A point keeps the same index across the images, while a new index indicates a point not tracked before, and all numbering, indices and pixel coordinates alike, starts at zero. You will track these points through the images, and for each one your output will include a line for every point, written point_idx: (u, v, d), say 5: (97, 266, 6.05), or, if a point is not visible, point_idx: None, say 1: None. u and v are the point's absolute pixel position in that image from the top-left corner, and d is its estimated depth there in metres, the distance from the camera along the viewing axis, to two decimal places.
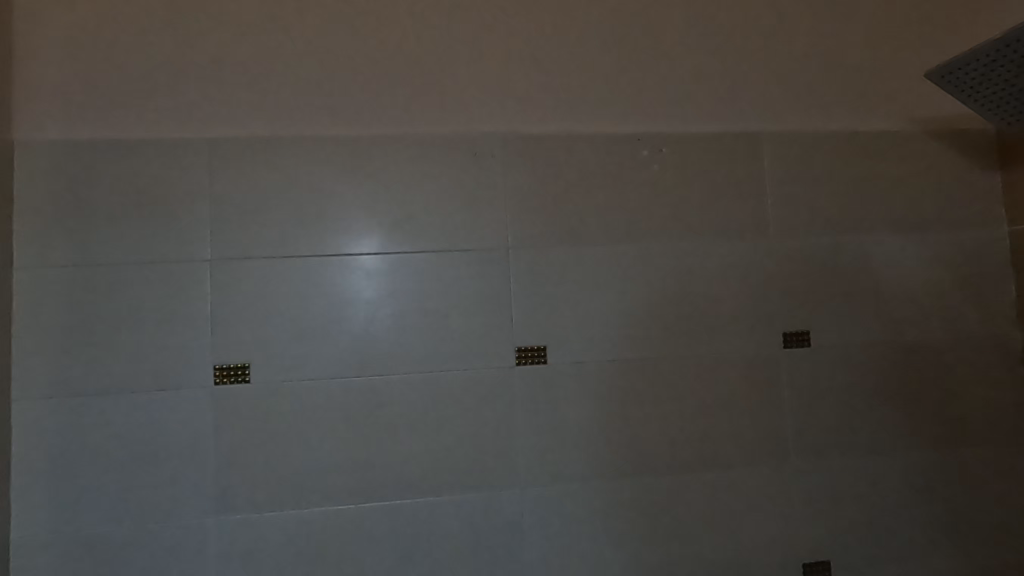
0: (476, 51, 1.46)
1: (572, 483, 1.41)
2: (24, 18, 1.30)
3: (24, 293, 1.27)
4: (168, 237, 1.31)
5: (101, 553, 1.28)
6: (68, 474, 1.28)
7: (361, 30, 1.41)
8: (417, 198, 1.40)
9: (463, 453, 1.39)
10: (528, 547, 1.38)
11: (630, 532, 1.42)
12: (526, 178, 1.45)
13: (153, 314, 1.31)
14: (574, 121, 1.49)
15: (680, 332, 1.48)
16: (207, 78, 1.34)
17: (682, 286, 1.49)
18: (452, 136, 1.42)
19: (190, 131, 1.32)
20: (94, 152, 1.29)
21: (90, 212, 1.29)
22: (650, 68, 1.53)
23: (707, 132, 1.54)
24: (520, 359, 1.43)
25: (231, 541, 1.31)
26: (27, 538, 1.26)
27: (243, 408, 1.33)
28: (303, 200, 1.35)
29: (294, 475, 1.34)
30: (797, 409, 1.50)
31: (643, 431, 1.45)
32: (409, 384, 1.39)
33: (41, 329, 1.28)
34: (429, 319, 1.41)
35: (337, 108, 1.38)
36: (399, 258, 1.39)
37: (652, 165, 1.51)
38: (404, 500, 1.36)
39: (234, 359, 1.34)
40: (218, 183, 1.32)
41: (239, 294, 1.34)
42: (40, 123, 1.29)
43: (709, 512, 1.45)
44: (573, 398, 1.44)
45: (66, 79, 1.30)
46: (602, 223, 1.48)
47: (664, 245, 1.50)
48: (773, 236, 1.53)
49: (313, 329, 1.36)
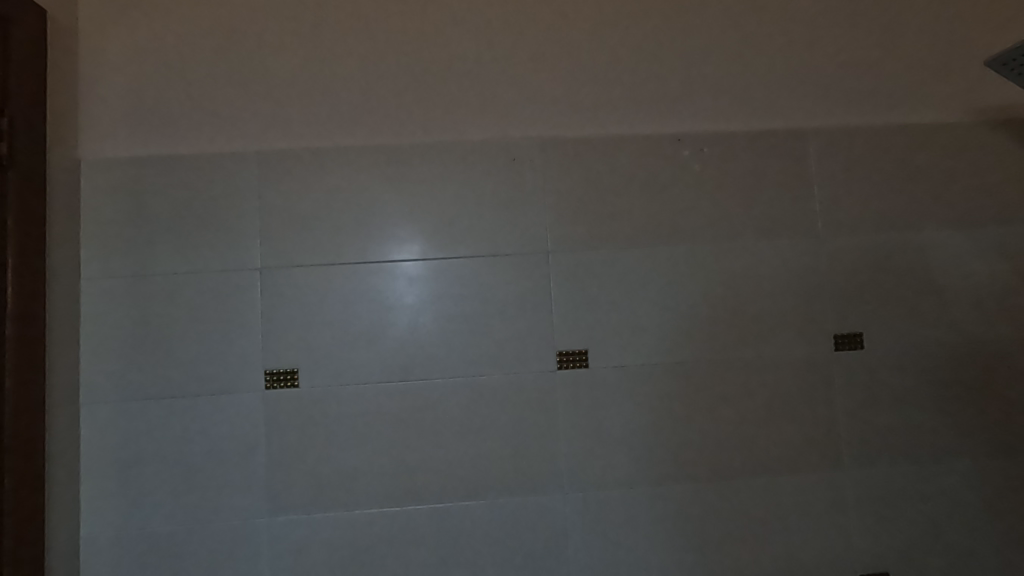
0: (513, 55, 1.45)
1: (614, 491, 1.35)
2: (87, 44, 1.38)
3: (86, 300, 1.32)
4: (219, 245, 1.34)
5: (157, 555, 1.27)
6: (127, 475, 1.29)
7: (397, 42, 1.43)
8: (458, 202, 1.38)
9: (506, 461, 1.34)
10: (571, 553, 1.33)
11: (675, 539, 1.35)
12: (567, 178, 1.41)
13: (204, 321, 1.33)
14: (614, 119, 1.45)
15: (728, 335, 1.41)
16: (254, 94, 1.39)
17: (729, 287, 1.42)
18: (491, 141, 1.41)
19: (240, 145, 1.37)
20: (152, 165, 1.35)
21: (147, 223, 1.34)
22: (690, 64, 1.48)
23: (753, 126, 1.47)
24: (562, 363, 1.37)
25: (282, 544, 1.29)
26: (92, 537, 1.27)
27: (291, 413, 1.32)
28: (348, 207, 1.36)
29: (336, 484, 1.31)
30: (851, 415, 1.41)
31: (688, 438, 1.38)
32: (452, 391, 1.35)
33: (97, 337, 1.31)
34: (472, 324, 1.36)
35: (377, 119, 1.40)
36: (441, 264, 1.37)
37: (696, 161, 1.44)
38: (448, 506, 1.32)
39: (281, 365, 1.33)
40: (267, 192, 1.35)
41: (284, 302, 1.34)
42: (102, 141, 1.36)
43: (757, 523, 1.37)
44: (617, 405, 1.37)
45: (127, 99, 1.37)
46: (648, 222, 1.41)
47: (711, 245, 1.42)
48: (824, 232, 1.44)
49: (355, 337, 1.34)
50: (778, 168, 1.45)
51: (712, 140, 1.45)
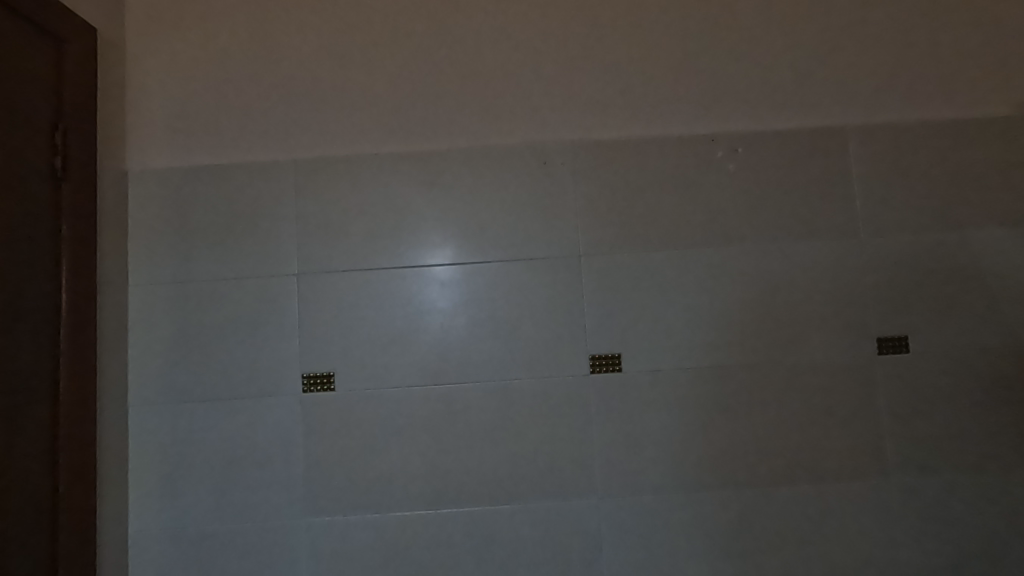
0: (543, 58, 1.45)
1: (650, 497, 1.33)
2: (133, 60, 1.44)
3: (135, 306, 1.37)
4: (259, 252, 1.38)
5: (201, 553, 1.31)
6: (173, 474, 1.33)
7: (428, 50, 1.45)
8: (490, 206, 1.39)
9: (540, 465, 1.34)
10: (606, 559, 1.32)
11: (713, 546, 1.33)
12: (599, 181, 1.40)
13: (245, 326, 1.36)
14: (646, 121, 1.43)
15: (765, 338, 1.38)
16: (291, 103, 1.43)
17: (767, 289, 1.39)
18: (522, 145, 1.41)
19: (277, 155, 1.41)
20: (194, 175, 1.40)
21: (191, 230, 1.38)
22: (723, 62, 1.46)
23: (790, 125, 1.44)
24: (594, 367, 1.36)
25: (320, 544, 1.31)
26: (141, 534, 1.31)
27: (327, 415, 1.34)
28: (382, 212, 1.38)
29: (372, 486, 1.33)
30: (896, 421, 1.36)
31: (725, 443, 1.35)
32: (485, 394, 1.35)
33: (145, 342, 1.36)
34: (504, 328, 1.37)
35: (408, 126, 1.42)
36: (473, 268, 1.38)
37: (730, 162, 1.42)
38: (482, 508, 1.33)
39: (317, 369, 1.35)
40: (303, 200, 1.39)
41: (321, 306, 1.36)
42: (148, 153, 1.41)
43: (797, 532, 1.34)
44: (651, 409, 1.35)
45: (171, 113, 1.43)
46: (682, 224, 1.40)
47: (747, 246, 1.39)
48: (865, 233, 1.40)
49: (390, 341, 1.36)
50: (816, 166, 1.42)
51: (748, 139, 1.42)
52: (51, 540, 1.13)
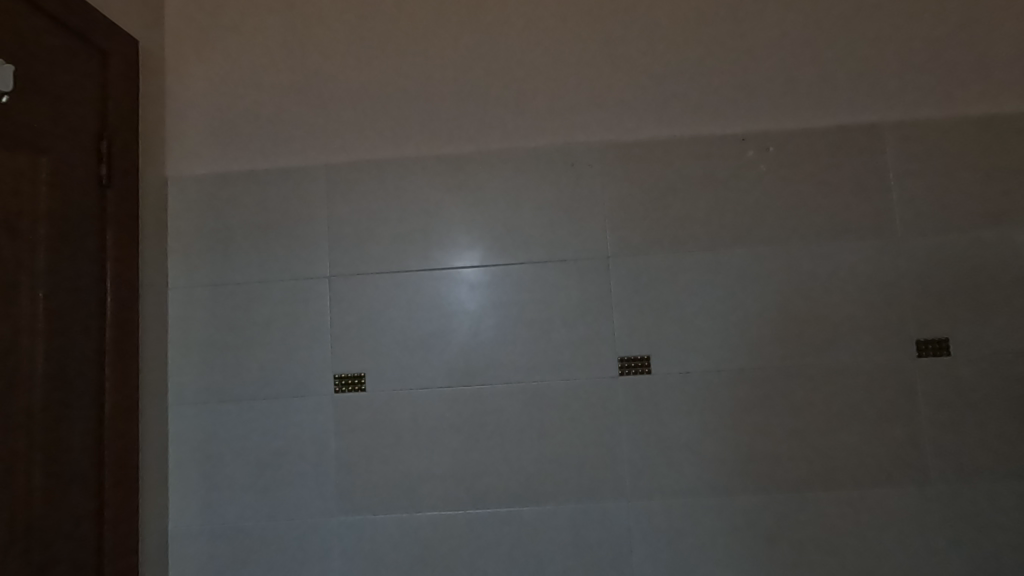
0: (570, 60, 1.45)
1: (680, 500, 1.32)
2: (172, 71, 1.49)
3: (175, 308, 1.41)
4: (292, 256, 1.41)
5: (238, 548, 1.34)
6: (212, 471, 1.37)
7: (456, 55, 1.46)
8: (518, 209, 1.40)
9: (569, 467, 1.34)
10: (636, 561, 1.31)
11: (746, 550, 1.31)
12: (627, 182, 1.39)
13: (279, 328, 1.39)
14: (674, 122, 1.42)
15: (799, 340, 1.35)
16: (323, 110, 1.46)
17: (800, 290, 1.36)
18: (550, 147, 1.41)
19: (309, 160, 1.44)
20: (230, 181, 1.44)
21: (228, 234, 1.42)
22: (754, 60, 1.44)
23: (823, 122, 1.41)
24: (623, 369, 1.35)
25: (352, 541, 1.33)
26: (181, 529, 1.35)
27: (359, 414, 1.36)
28: (411, 215, 1.40)
29: (403, 486, 1.34)
30: (938, 425, 1.32)
31: (757, 447, 1.33)
32: (514, 396, 1.36)
33: (183, 342, 1.40)
34: (532, 330, 1.37)
35: (437, 130, 1.44)
36: (501, 270, 1.38)
37: (761, 162, 1.40)
38: (512, 509, 1.33)
39: (349, 370, 1.38)
40: (335, 204, 1.41)
41: (353, 308, 1.39)
42: (187, 160, 1.46)
43: (833, 538, 1.31)
44: (681, 412, 1.34)
45: (208, 121, 1.47)
46: (712, 225, 1.38)
47: (780, 247, 1.37)
48: (903, 232, 1.36)
49: (419, 343, 1.38)
50: (851, 164, 1.39)
51: (779, 138, 1.40)
52: (96, 536, 1.16)
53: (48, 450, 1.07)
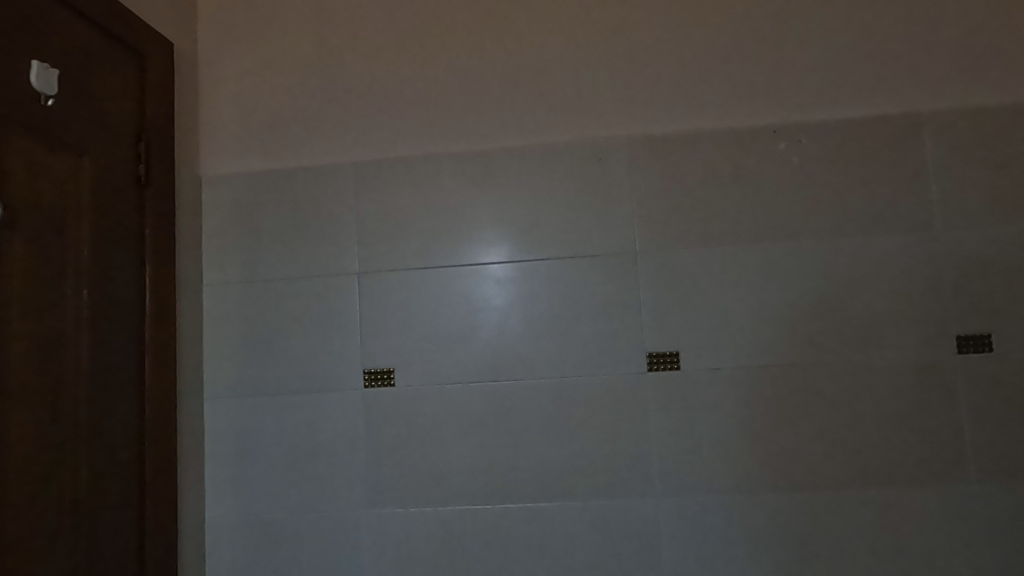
0: (597, 55, 1.44)
1: (710, 498, 1.31)
2: (205, 73, 1.52)
3: (211, 305, 1.44)
4: (323, 253, 1.43)
5: (272, 538, 1.37)
6: (247, 464, 1.40)
7: (482, 52, 1.46)
8: (544, 205, 1.39)
9: (596, 463, 1.34)
10: (665, 558, 1.30)
11: (778, 549, 1.29)
12: (655, 176, 1.38)
13: (311, 323, 1.42)
14: (704, 115, 1.40)
15: (833, 336, 1.32)
16: (351, 109, 1.47)
17: (834, 285, 1.33)
18: (577, 142, 1.41)
19: (338, 158, 1.46)
20: (263, 180, 1.47)
21: (260, 232, 1.45)
22: (786, 51, 1.41)
23: (858, 113, 1.38)
24: (652, 364, 1.35)
25: (383, 534, 1.35)
26: (218, 519, 1.39)
27: (388, 409, 1.38)
28: (437, 211, 1.41)
29: (431, 480, 1.36)
30: (979, 423, 1.28)
31: (790, 445, 1.31)
32: (541, 392, 1.36)
33: (218, 338, 1.44)
34: (559, 325, 1.37)
35: (463, 127, 1.44)
36: (528, 266, 1.38)
37: (793, 154, 1.37)
38: (540, 504, 1.33)
39: (378, 365, 1.39)
40: (364, 201, 1.43)
41: (381, 304, 1.40)
42: (220, 160, 1.49)
43: (869, 538, 1.28)
44: (711, 408, 1.33)
45: (240, 121, 1.50)
46: (743, 219, 1.36)
47: (813, 241, 1.35)
48: (942, 225, 1.32)
49: (447, 338, 1.39)
50: (888, 156, 1.35)
51: (812, 130, 1.37)
52: (137, 527, 1.20)
53: (92, 443, 1.11)
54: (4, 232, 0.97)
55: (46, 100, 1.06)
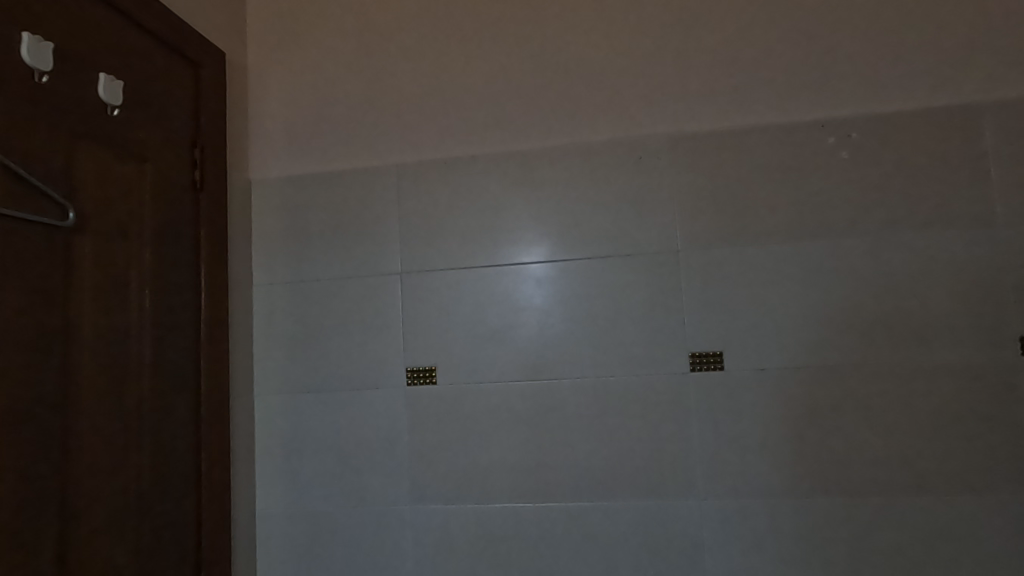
0: (637, 53, 1.43)
1: (756, 501, 1.28)
2: (254, 81, 1.58)
3: (261, 304, 1.50)
4: (366, 253, 1.46)
5: (320, 530, 1.42)
6: (295, 458, 1.44)
7: (521, 53, 1.47)
8: (584, 205, 1.39)
9: (638, 464, 1.33)
10: (709, 561, 1.29)
11: (826, 555, 1.26)
12: (697, 175, 1.37)
13: (355, 322, 1.45)
14: (747, 111, 1.38)
15: (886, 336, 1.28)
16: (392, 112, 1.51)
17: (885, 284, 1.29)
18: (617, 141, 1.40)
19: (380, 161, 1.49)
20: (308, 183, 1.51)
21: (307, 234, 1.49)
22: (834, 44, 1.37)
23: (912, 105, 1.33)
24: (695, 365, 1.33)
25: (426, 530, 1.38)
26: (269, 511, 1.44)
27: (430, 406, 1.40)
28: (476, 211, 1.43)
29: (472, 477, 1.37)
30: None
31: (840, 448, 1.28)
32: (581, 392, 1.36)
33: (267, 337, 1.49)
34: (599, 325, 1.37)
35: (503, 128, 1.46)
36: (567, 266, 1.39)
37: (841, 149, 1.33)
38: (581, 504, 1.34)
39: (420, 363, 1.42)
40: (406, 203, 1.46)
41: (423, 304, 1.43)
42: (267, 165, 1.54)
43: (924, 546, 1.23)
44: (755, 410, 1.30)
45: (286, 127, 1.55)
46: (789, 216, 1.33)
47: (862, 238, 1.30)
48: (1003, 221, 1.26)
49: (488, 337, 1.40)
50: (945, 150, 1.30)
51: (862, 124, 1.33)
52: (195, 517, 1.25)
53: (154, 437, 1.16)
54: (75, 236, 1.02)
55: (111, 111, 1.12)
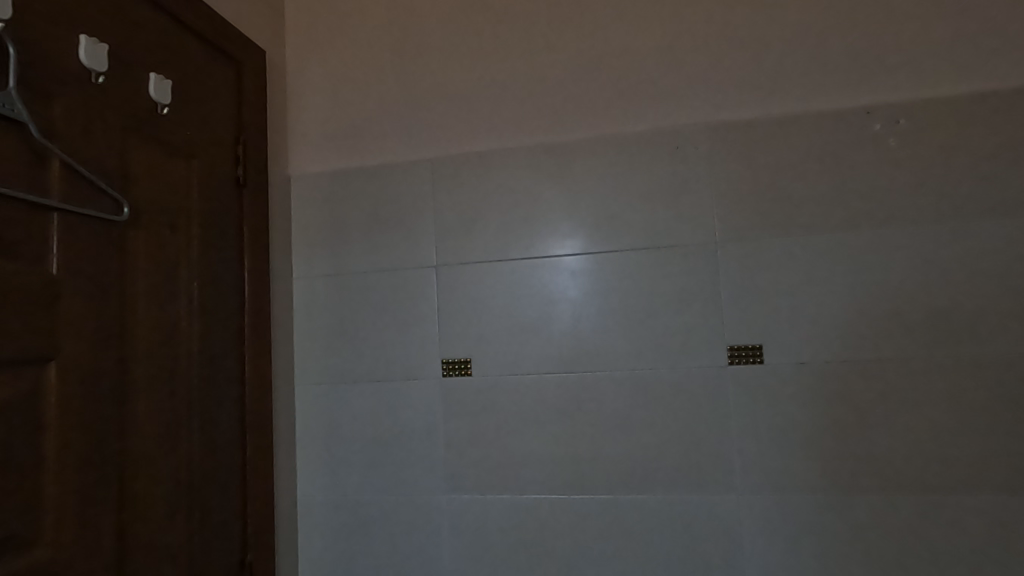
0: (673, 42, 1.41)
1: (798, 497, 1.26)
2: (293, 78, 1.61)
3: (301, 296, 1.54)
4: (402, 246, 1.48)
5: (358, 517, 1.45)
6: (334, 446, 1.48)
7: (556, 45, 1.47)
8: (619, 196, 1.38)
9: (674, 457, 1.32)
10: (747, 557, 1.27)
11: (869, 553, 1.23)
12: (735, 164, 1.34)
13: (391, 314, 1.48)
14: (788, 99, 1.35)
15: (936, 329, 1.23)
16: (427, 106, 1.52)
17: (934, 276, 1.24)
18: (653, 132, 1.39)
19: (416, 155, 1.51)
20: (345, 178, 1.54)
21: (344, 227, 1.52)
22: (880, 27, 1.32)
23: (965, 90, 1.27)
24: (733, 358, 1.31)
25: (462, 519, 1.40)
26: (309, 498, 1.48)
27: (466, 397, 1.42)
28: (512, 204, 1.43)
29: (508, 468, 1.39)
30: None
31: (886, 444, 1.24)
32: (616, 384, 1.35)
33: (307, 328, 1.52)
34: (634, 317, 1.36)
35: (538, 121, 1.46)
36: (602, 258, 1.38)
37: (887, 137, 1.29)
38: (616, 496, 1.33)
39: (456, 355, 1.43)
40: (441, 197, 1.47)
41: (458, 296, 1.44)
42: (306, 160, 1.58)
43: (975, 547, 1.19)
44: (795, 404, 1.27)
45: (324, 123, 1.58)
46: (833, 206, 1.29)
47: (910, 228, 1.26)
48: None
49: (522, 329, 1.41)
50: (1002, 134, 1.24)
51: (910, 110, 1.28)
52: (241, 501, 1.30)
53: (203, 424, 1.21)
54: (130, 231, 1.06)
55: (162, 109, 1.16)
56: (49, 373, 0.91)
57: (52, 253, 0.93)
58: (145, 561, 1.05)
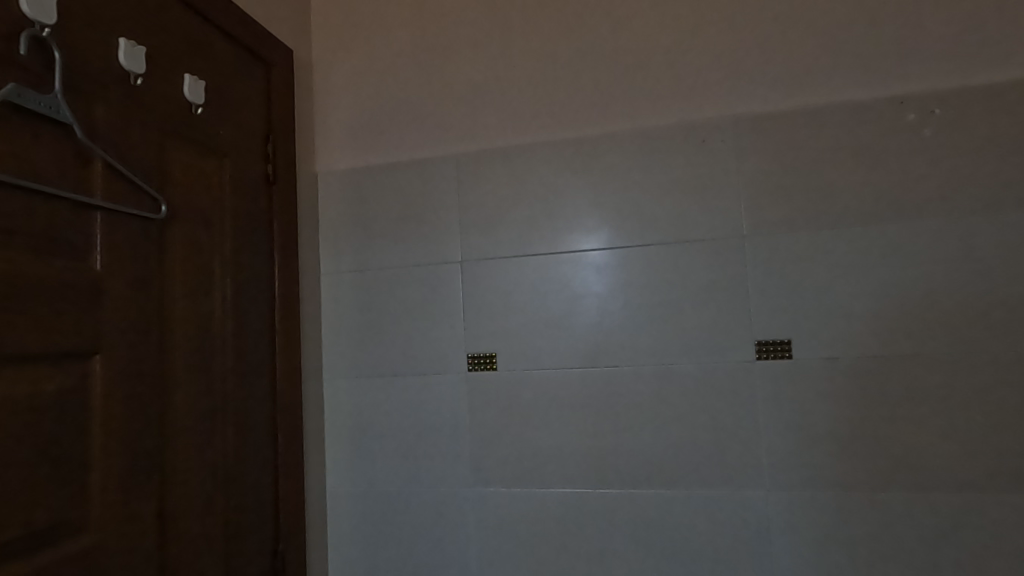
0: (699, 35, 1.39)
1: (828, 493, 1.24)
2: (319, 77, 1.63)
3: (328, 292, 1.56)
4: (427, 241, 1.50)
5: (385, 508, 1.47)
6: (362, 439, 1.50)
7: (579, 39, 1.46)
8: (644, 191, 1.38)
9: (701, 453, 1.31)
10: (776, 553, 1.26)
11: (902, 550, 1.21)
12: (763, 158, 1.32)
13: (417, 308, 1.49)
14: (817, 90, 1.32)
15: (971, 323, 1.20)
16: (451, 103, 1.53)
17: (969, 269, 1.21)
18: (679, 126, 1.37)
19: (441, 151, 1.52)
20: (371, 174, 1.56)
21: (370, 223, 1.54)
22: (913, 15, 1.29)
23: (1003, 77, 1.24)
24: (761, 352, 1.29)
25: (488, 511, 1.41)
26: (338, 489, 1.51)
27: (491, 391, 1.43)
28: (537, 199, 1.43)
29: (533, 462, 1.40)
30: None
31: (919, 441, 1.22)
32: (642, 379, 1.35)
33: (334, 323, 1.55)
34: (660, 311, 1.35)
35: (561, 116, 1.45)
36: (627, 253, 1.38)
37: (921, 127, 1.26)
38: (642, 491, 1.33)
39: (481, 349, 1.44)
40: (465, 193, 1.48)
41: (483, 291, 1.45)
42: (332, 158, 1.60)
43: (1012, 545, 1.16)
44: (825, 400, 1.26)
45: (350, 120, 1.60)
46: (864, 199, 1.27)
47: (944, 220, 1.23)
48: None
49: (547, 324, 1.41)
50: None
51: (945, 99, 1.25)
52: (273, 492, 1.33)
53: (237, 417, 1.24)
54: (167, 229, 1.09)
55: (196, 109, 1.19)
56: (94, 366, 0.94)
57: (95, 251, 0.96)
58: (185, 549, 1.08)
